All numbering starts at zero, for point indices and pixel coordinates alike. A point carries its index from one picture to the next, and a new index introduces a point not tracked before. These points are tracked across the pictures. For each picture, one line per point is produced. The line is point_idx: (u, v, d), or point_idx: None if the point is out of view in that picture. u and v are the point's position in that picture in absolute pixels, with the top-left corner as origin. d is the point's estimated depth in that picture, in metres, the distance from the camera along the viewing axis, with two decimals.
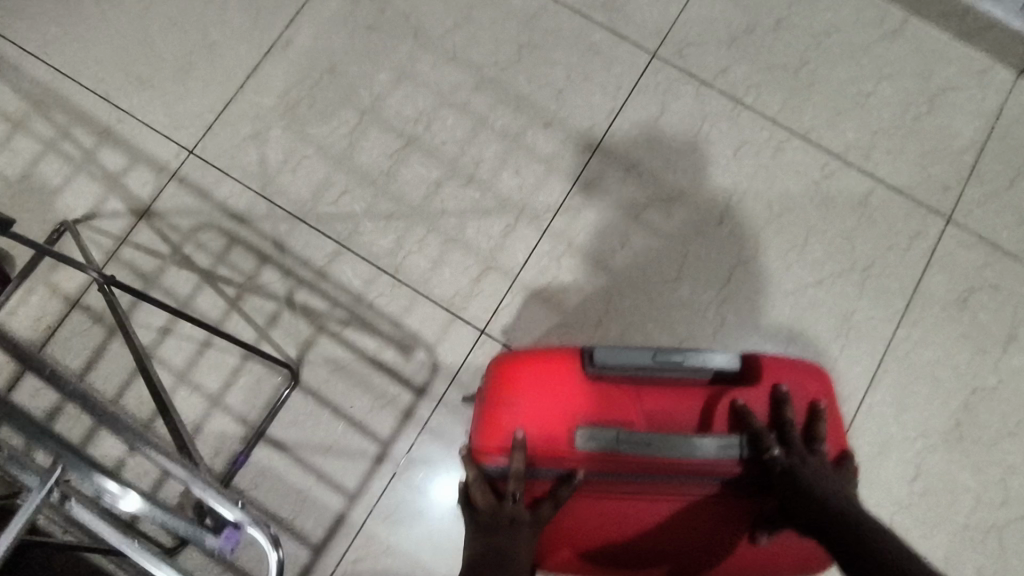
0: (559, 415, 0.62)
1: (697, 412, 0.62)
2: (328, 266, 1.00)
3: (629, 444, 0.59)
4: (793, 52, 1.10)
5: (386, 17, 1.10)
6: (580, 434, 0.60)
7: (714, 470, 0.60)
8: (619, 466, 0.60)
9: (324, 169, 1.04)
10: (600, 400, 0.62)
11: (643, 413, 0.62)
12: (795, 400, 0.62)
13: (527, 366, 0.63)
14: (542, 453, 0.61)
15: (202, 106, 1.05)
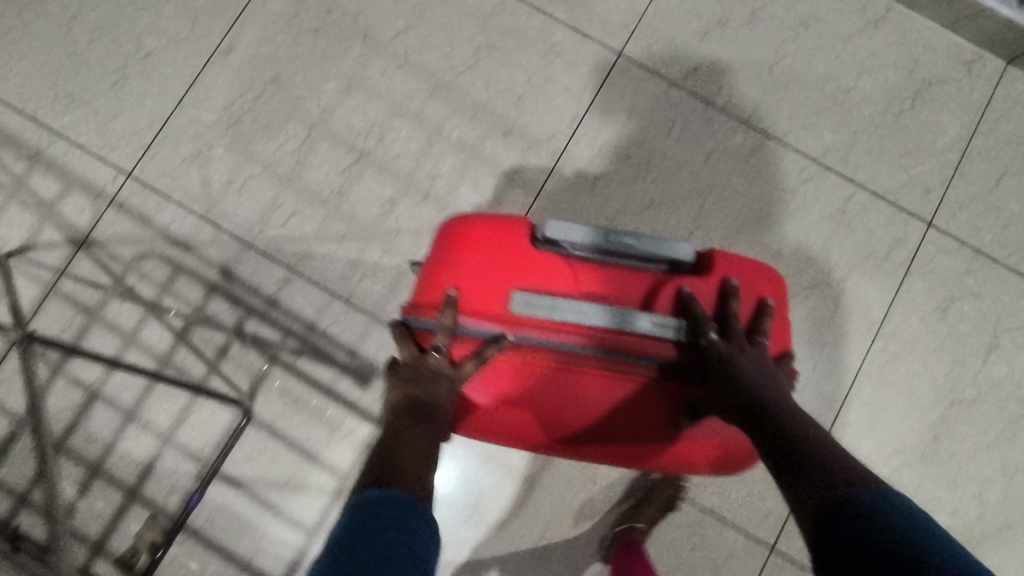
0: (502, 282, 0.63)
1: (643, 292, 0.62)
2: (278, 293, 0.96)
3: (563, 311, 0.61)
4: (768, 48, 1.03)
5: (332, 18, 1.01)
6: (518, 300, 0.61)
7: (647, 348, 0.61)
8: (553, 337, 0.61)
9: (272, 189, 0.98)
10: (545, 271, 0.63)
11: (588, 289, 0.63)
12: (744, 295, 0.63)
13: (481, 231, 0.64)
14: (478, 314, 0.62)
15: (138, 125, 0.99)
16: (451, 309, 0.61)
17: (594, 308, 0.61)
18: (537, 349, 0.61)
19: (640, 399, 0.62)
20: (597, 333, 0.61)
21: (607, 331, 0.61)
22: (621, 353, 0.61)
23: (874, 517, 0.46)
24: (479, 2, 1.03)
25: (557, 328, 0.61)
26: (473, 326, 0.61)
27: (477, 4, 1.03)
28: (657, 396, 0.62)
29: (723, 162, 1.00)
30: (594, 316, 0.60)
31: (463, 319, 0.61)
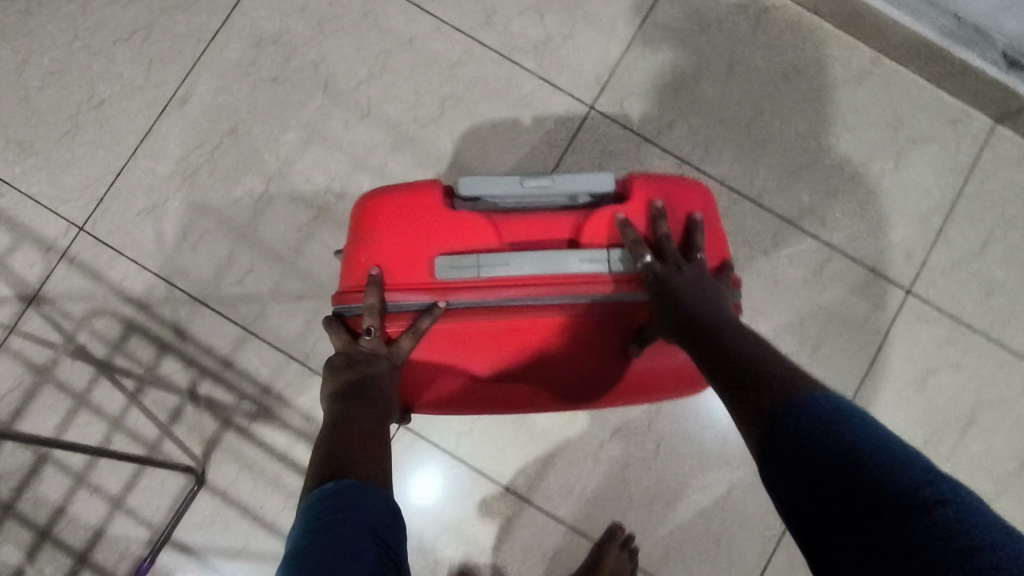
0: (425, 247, 0.65)
1: (565, 232, 0.66)
2: (233, 354, 0.93)
3: (490, 266, 0.64)
4: (745, 101, 1.00)
5: (293, 67, 0.98)
6: (444, 263, 0.64)
7: (576, 284, 0.64)
8: (484, 288, 0.64)
9: (227, 245, 0.95)
10: (466, 228, 0.65)
11: (512, 239, 0.66)
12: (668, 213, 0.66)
13: (392, 204, 0.65)
14: (406, 284, 0.65)
15: (92, 176, 0.96)
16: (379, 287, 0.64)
17: (519, 257, 0.64)
18: (473, 303, 0.65)
19: (581, 329, 0.66)
20: (528, 281, 0.64)
21: (534, 275, 0.64)
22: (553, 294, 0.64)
23: (806, 419, 0.45)
24: (445, 51, 0.99)
25: (487, 281, 0.64)
26: (403, 297, 0.64)
27: (443, 54, 0.99)
28: (597, 325, 0.66)
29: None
30: (520, 264, 0.64)
31: (393, 292, 0.64)
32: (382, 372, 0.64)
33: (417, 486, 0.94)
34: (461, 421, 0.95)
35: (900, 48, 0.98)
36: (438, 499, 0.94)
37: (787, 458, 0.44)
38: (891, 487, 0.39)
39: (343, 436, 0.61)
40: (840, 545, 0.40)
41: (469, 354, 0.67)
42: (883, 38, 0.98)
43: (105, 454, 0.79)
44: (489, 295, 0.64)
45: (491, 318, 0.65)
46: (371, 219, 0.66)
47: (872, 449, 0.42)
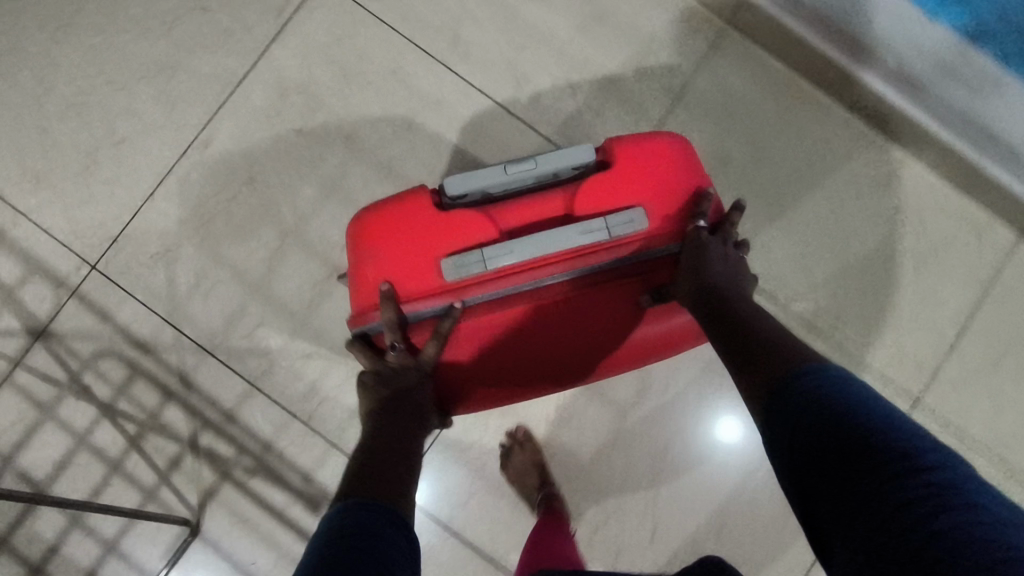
0: (429, 249, 0.67)
1: (558, 210, 0.68)
2: (238, 408, 0.94)
3: (495, 256, 0.65)
4: (770, 192, 0.98)
5: (316, 118, 0.96)
6: (448, 261, 0.65)
7: (584, 256, 0.66)
8: (497, 278, 0.66)
9: (239, 297, 0.94)
10: (464, 222, 0.67)
11: (511, 225, 0.68)
12: (654, 168, 0.69)
13: (385, 219, 0.67)
14: (418, 289, 0.66)
15: (107, 215, 0.95)
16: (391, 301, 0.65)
17: (523, 244, 0.65)
18: (490, 291, 0.66)
19: (601, 299, 0.68)
20: (538, 262, 0.66)
21: (541, 257, 0.66)
22: (564, 269, 0.66)
23: (807, 388, 0.48)
24: (471, 115, 0.97)
25: (497, 272, 0.66)
26: (421, 306, 0.66)
27: (470, 117, 0.97)
28: (615, 292, 0.68)
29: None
30: (525, 248, 0.65)
31: (407, 303, 0.66)
32: (414, 379, 0.67)
33: None
34: (456, 493, 0.96)
35: (934, 152, 0.98)
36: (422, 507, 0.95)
37: (787, 435, 0.47)
38: (886, 452, 0.41)
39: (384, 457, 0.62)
40: (833, 504, 0.42)
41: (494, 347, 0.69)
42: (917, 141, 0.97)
43: (115, 511, 0.80)
44: (503, 284, 0.66)
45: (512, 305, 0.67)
46: (366, 235, 0.68)
47: (874, 419, 0.43)
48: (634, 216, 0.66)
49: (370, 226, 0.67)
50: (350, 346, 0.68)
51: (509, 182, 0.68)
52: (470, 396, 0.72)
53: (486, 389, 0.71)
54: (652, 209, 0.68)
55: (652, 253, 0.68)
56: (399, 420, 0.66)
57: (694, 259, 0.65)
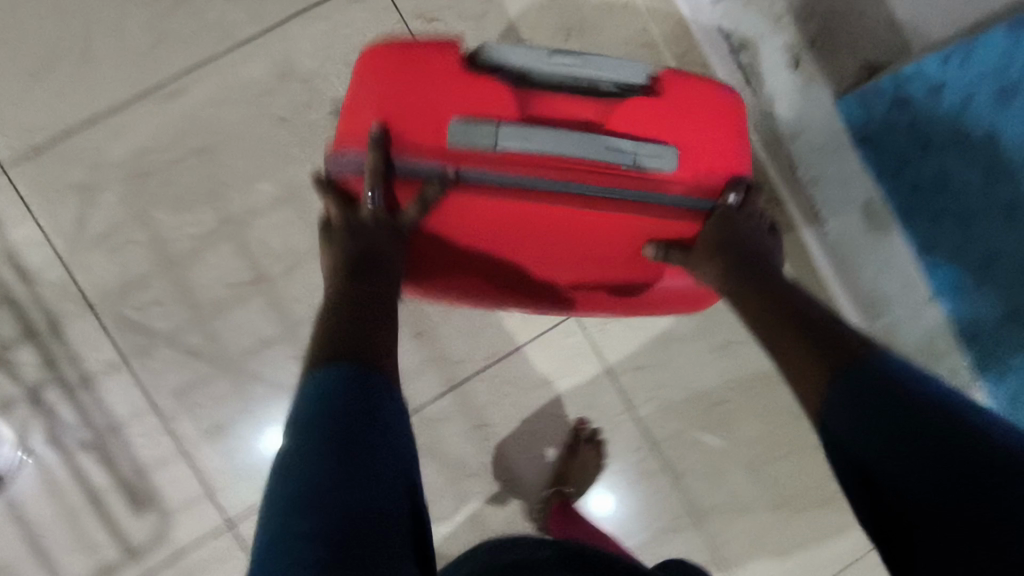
0: (437, 101, 0.55)
1: (587, 119, 0.57)
2: (96, 378, 0.85)
3: (506, 139, 0.54)
4: (718, 383, 0.95)
5: (308, 118, 0.87)
6: (456, 120, 0.55)
7: (603, 183, 0.56)
8: (501, 169, 0.55)
9: (147, 266, 0.86)
10: (491, 86, 0.55)
11: (534, 112, 0.56)
12: (702, 112, 0.58)
13: (400, 57, 0.55)
14: (409, 141, 0.55)
15: (39, 122, 0.84)
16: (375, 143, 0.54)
17: (544, 139, 0.54)
18: (487, 185, 0.56)
19: (607, 233, 0.60)
20: (548, 162, 0.55)
21: (558, 162, 0.55)
22: (579, 185, 0.56)
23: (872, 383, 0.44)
24: None
25: (504, 159, 0.55)
26: (410, 159, 0.55)
27: None
28: (622, 230, 0.60)
29: (591, 451, 0.91)
30: (545, 142, 0.54)
31: (396, 154, 0.55)
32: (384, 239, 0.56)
33: (269, 441, 0.88)
34: None
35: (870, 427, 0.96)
36: None
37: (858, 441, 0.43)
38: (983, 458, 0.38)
39: (347, 316, 0.53)
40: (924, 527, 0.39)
41: (477, 231, 0.60)
42: None
43: None
44: (507, 175, 0.56)
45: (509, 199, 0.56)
46: (370, 70, 0.56)
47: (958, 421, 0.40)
48: (666, 163, 0.56)
49: (378, 55, 0.56)
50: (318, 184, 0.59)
51: (549, 71, 0.56)
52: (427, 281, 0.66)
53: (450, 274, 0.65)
54: (688, 164, 0.58)
55: (680, 212, 0.59)
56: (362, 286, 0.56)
57: (715, 241, 0.58)
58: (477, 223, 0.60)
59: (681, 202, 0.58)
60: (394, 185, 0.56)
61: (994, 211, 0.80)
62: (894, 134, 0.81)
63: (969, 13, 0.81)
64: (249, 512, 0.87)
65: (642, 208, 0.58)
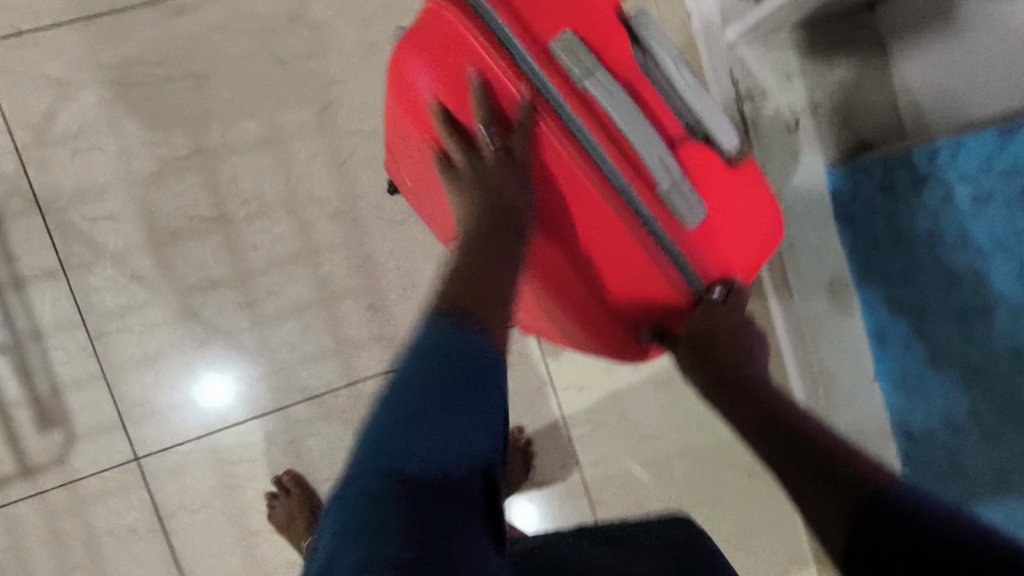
0: (561, 20, 0.51)
1: (667, 131, 0.53)
2: (30, 280, 0.82)
3: (593, 82, 0.49)
4: (654, 418, 0.95)
5: (307, 66, 0.86)
6: (571, 36, 0.50)
7: (635, 185, 0.51)
8: (570, 103, 0.50)
9: (107, 179, 0.83)
10: (621, 40, 0.52)
11: (631, 84, 0.52)
12: (747, 212, 0.56)
13: None
14: (521, 20, 0.51)
15: (29, 7, 0.81)
16: (497, 4, 0.51)
17: (625, 108, 0.49)
18: (548, 114, 0.51)
19: (606, 241, 0.54)
20: (607, 130, 0.51)
21: (619, 138, 0.51)
22: (618, 172, 0.51)
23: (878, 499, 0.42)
24: None
25: (577, 99, 0.51)
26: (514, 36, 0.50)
27: None
28: (621, 251, 0.54)
29: (519, 459, 0.91)
30: (622, 113, 0.49)
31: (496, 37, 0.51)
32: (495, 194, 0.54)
33: (210, 388, 0.85)
34: (193, 497, 0.85)
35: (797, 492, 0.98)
36: (221, 407, 0.85)
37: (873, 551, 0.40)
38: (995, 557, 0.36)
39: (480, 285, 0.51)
40: None
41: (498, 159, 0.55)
42: None
43: None
44: (573, 112, 0.51)
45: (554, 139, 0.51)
46: None
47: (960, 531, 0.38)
48: (696, 214, 0.52)
49: None
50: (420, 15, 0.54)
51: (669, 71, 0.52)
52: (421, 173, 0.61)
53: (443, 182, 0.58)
54: (710, 229, 0.55)
55: (673, 275, 0.54)
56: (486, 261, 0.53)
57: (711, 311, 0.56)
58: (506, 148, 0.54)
59: (678, 259, 0.54)
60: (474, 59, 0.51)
61: (946, 321, 0.74)
62: (876, 224, 0.79)
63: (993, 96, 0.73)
64: (159, 451, 0.84)
65: (650, 242, 0.53)
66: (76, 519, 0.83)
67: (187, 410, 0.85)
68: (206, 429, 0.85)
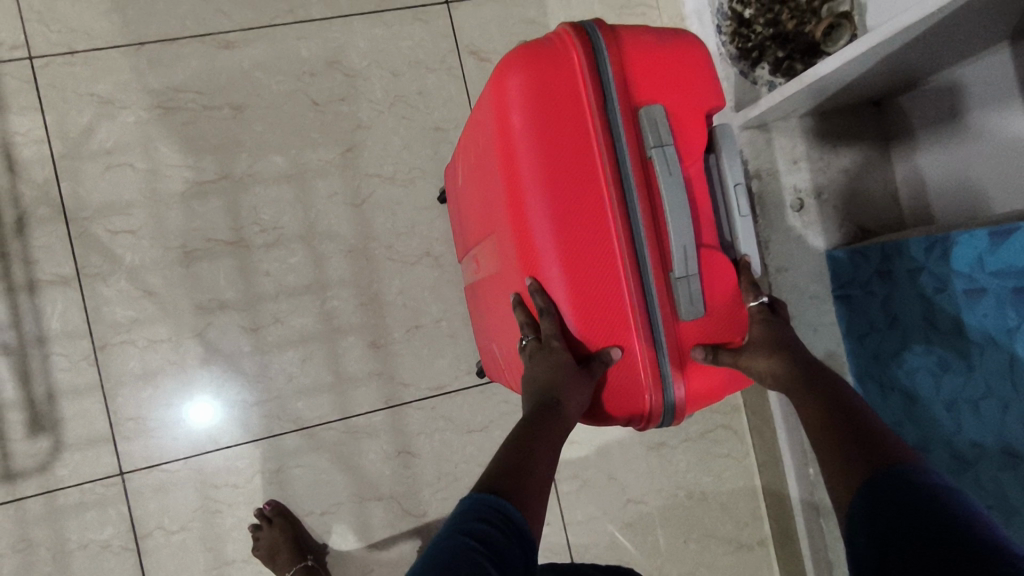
0: (657, 92, 0.53)
1: (701, 228, 0.54)
2: (43, 285, 0.84)
3: (661, 156, 0.51)
4: (642, 482, 0.95)
5: (338, 108, 0.90)
6: (660, 111, 0.52)
7: (652, 261, 0.52)
8: (631, 161, 0.51)
9: (134, 195, 0.86)
10: (700, 136, 0.53)
11: (688, 176, 0.54)
12: (733, 336, 0.56)
13: (697, 60, 0.54)
14: (626, 74, 0.52)
15: (85, 27, 0.86)
16: (613, 47, 0.52)
17: (675, 189, 0.51)
18: (609, 164, 0.51)
19: (605, 299, 0.52)
20: (648, 202, 0.52)
21: (657, 211, 0.52)
22: (643, 244, 0.52)
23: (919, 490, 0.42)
24: None
25: (639, 162, 0.52)
26: (618, 82, 0.52)
27: None
28: (619, 315, 0.53)
29: None
30: (673, 195, 0.51)
31: (599, 78, 0.51)
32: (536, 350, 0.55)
33: (199, 411, 0.85)
34: (172, 518, 0.84)
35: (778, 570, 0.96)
36: (208, 429, 0.85)
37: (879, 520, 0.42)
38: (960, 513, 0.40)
39: (523, 455, 0.52)
40: None
41: (541, 182, 0.51)
42: (783, 542, 0.94)
43: None
44: (630, 171, 0.51)
45: (603, 189, 0.51)
46: (680, 40, 0.55)
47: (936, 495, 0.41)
48: (691, 310, 0.53)
49: (694, 48, 0.55)
50: (552, 34, 0.54)
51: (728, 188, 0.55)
52: (478, 171, 0.61)
53: (490, 189, 0.58)
54: (700, 327, 0.55)
55: (650, 354, 0.53)
56: (533, 440, 0.53)
57: (774, 338, 0.55)
58: (555, 175, 0.52)
59: (661, 345, 0.53)
60: (573, 90, 0.52)
61: (937, 408, 0.74)
62: (871, 306, 0.82)
63: (998, 197, 0.77)
64: (145, 468, 0.84)
65: (643, 318, 0.52)
66: (48, 531, 0.82)
67: (177, 429, 0.85)
68: (192, 451, 0.85)
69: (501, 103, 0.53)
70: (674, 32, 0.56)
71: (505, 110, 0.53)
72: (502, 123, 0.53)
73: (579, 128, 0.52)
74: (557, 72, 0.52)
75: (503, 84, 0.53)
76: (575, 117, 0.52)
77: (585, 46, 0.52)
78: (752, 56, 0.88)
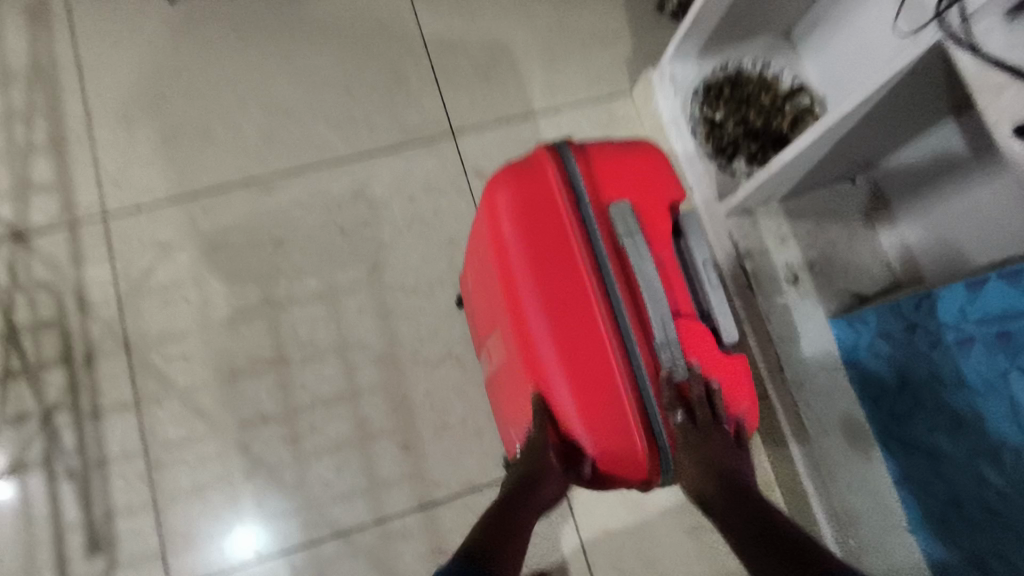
0: (623, 193, 0.61)
1: (679, 303, 0.60)
2: (106, 411, 0.92)
3: (631, 245, 0.58)
4: (680, 569, 0.93)
5: (363, 233, 1.01)
6: (628, 206, 0.60)
7: (636, 335, 0.57)
8: (606, 251, 0.59)
9: (187, 324, 0.96)
10: (665, 226, 0.61)
11: (661, 259, 0.61)
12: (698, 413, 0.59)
13: (656, 165, 0.63)
14: (595, 180, 0.61)
15: (150, 185, 1.01)
16: (581, 161, 0.62)
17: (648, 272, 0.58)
18: (586, 255, 0.59)
19: (596, 373, 0.57)
20: (623, 284, 0.58)
21: (634, 291, 0.58)
22: (625, 319, 0.57)
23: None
24: None
25: (613, 250, 0.59)
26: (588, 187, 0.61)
27: None
28: (611, 386, 0.57)
29: None
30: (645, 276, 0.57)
31: (571, 186, 0.60)
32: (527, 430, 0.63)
33: (239, 542, 0.89)
34: None
35: None
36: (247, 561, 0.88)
37: None
38: None
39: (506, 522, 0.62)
40: None
41: (528, 277, 0.60)
42: None
43: None
44: (605, 258, 0.58)
45: (582, 277, 0.58)
46: (641, 150, 0.64)
47: None
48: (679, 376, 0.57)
49: (655, 155, 0.64)
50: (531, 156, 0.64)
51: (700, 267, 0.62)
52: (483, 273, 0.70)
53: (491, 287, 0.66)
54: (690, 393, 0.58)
55: (644, 421, 0.57)
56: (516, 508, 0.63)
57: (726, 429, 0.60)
58: (539, 270, 0.59)
59: (655, 412, 0.57)
60: (551, 198, 0.61)
61: (960, 464, 0.74)
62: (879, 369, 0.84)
63: (982, 254, 0.80)
64: None
65: (634, 387, 0.57)
66: None
67: (223, 542, 0.89)
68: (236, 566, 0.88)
69: (494, 215, 0.63)
70: (638, 144, 0.66)
71: (496, 221, 0.63)
72: (495, 231, 0.63)
73: (558, 227, 0.60)
74: (536, 185, 0.61)
75: (493, 200, 0.63)
76: (554, 219, 0.60)
77: (557, 162, 0.61)
78: (726, 152, 0.98)
